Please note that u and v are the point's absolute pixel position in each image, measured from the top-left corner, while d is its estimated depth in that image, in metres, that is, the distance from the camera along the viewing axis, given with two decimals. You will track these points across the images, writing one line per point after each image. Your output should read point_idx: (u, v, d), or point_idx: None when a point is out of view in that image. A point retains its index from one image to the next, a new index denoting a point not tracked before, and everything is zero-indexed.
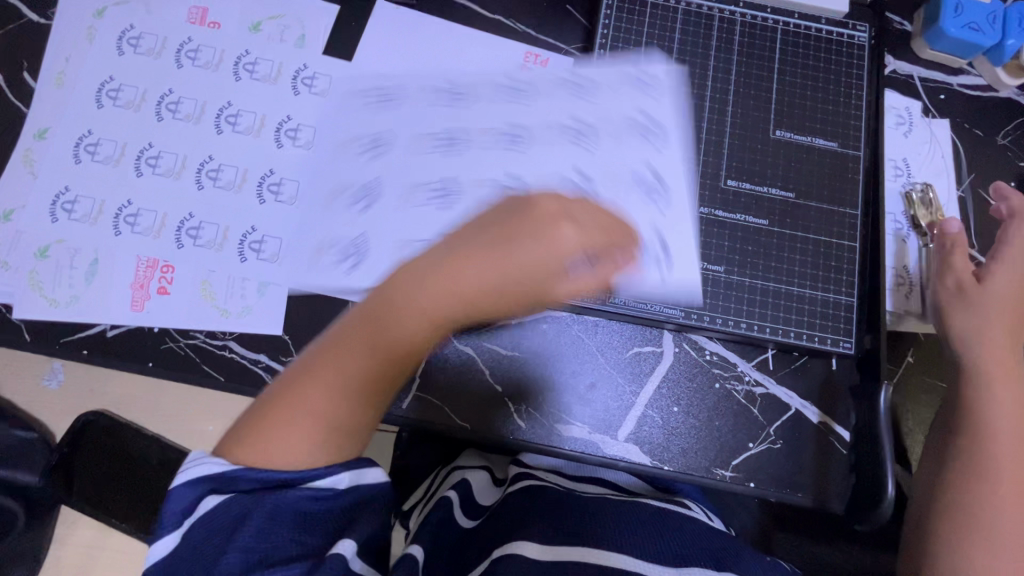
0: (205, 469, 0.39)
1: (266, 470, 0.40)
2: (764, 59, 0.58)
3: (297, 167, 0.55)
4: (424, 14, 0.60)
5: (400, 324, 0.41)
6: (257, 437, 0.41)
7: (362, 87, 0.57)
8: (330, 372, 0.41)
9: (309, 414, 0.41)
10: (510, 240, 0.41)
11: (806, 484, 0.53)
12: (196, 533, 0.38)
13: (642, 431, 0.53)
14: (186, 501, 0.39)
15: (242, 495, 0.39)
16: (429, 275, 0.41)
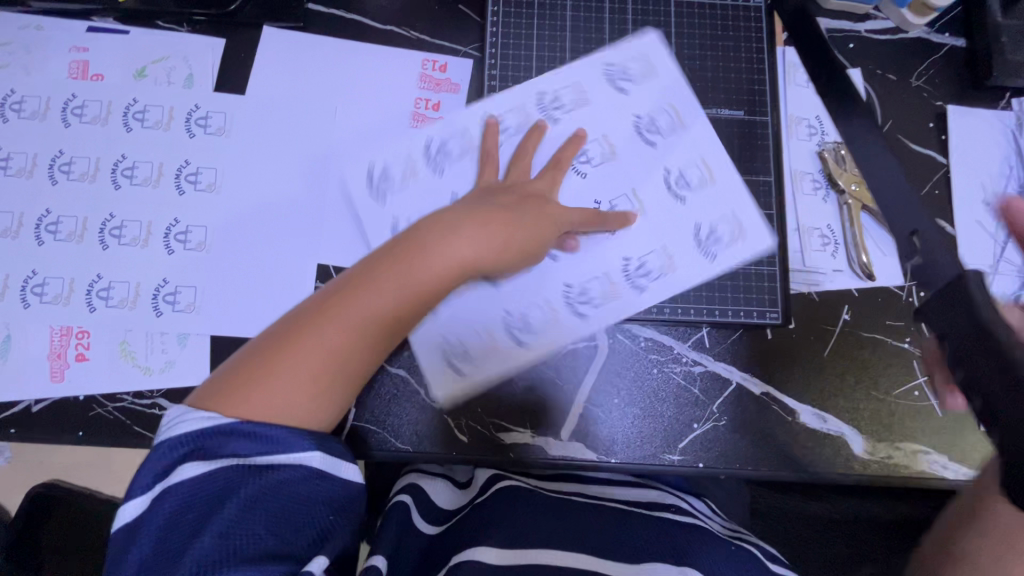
0: (184, 436, 0.41)
1: (244, 446, 0.42)
2: (660, 36, 0.59)
3: (202, 211, 0.54)
4: (313, 34, 0.58)
5: (428, 266, 0.46)
6: (253, 379, 0.43)
7: (259, 120, 0.56)
8: (338, 319, 0.44)
9: (317, 354, 0.44)
10: (518, 204, 0.51)
11: (755, 457, 0.53)
12: (167, 506, 0.40)
13: (586, 428, 0.53)
14: (161, 467, 0.41)
15: (223, 463, 0.41)
16: (465, 227, 0.48)
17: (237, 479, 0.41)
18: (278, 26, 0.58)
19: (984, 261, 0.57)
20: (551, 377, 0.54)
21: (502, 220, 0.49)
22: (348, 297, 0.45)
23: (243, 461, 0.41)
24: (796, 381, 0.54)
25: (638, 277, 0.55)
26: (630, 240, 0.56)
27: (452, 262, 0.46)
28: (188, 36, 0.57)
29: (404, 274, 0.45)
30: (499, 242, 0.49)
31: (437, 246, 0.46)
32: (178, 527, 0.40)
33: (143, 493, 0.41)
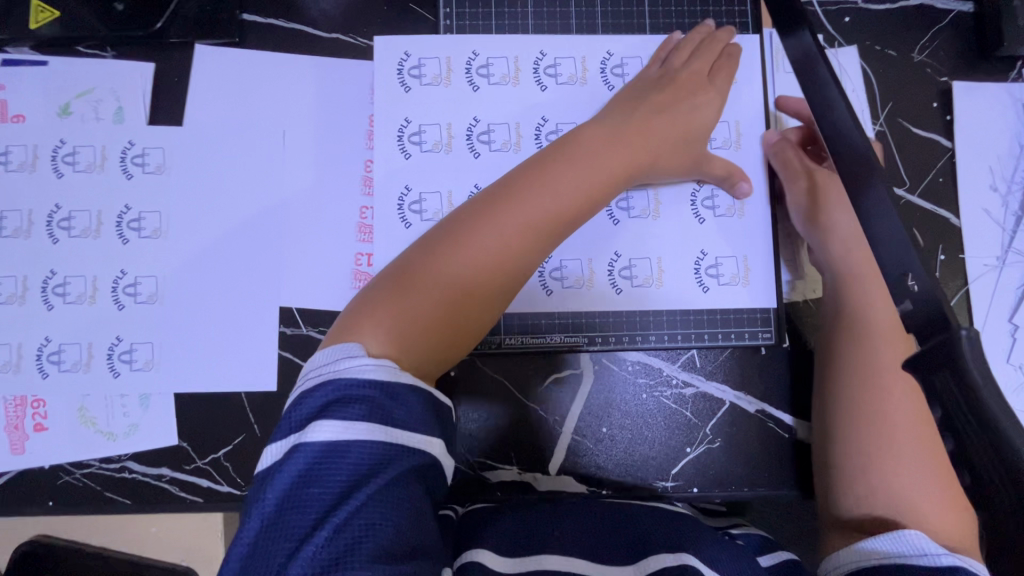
0: (349, 381, 0.34)
1: (389, 411, 0.34)
2: (633, 27, 0.54)
3: (148, 258, 0.50)
4: (251, 50, 0.53)
5: (570, 171, 0.43)
6: (412, 290, 0.39)
7: (201, 152, 0.52)
8: (483, 239, 0.40)
9: (495, 253, 0.40)
10: (672, 103, 0.49)
11: (749, 477, 0.51)
12: (296, 465, 0.33)
13: (574, 460, 0.51)
14: (301, 420, 0.34)
15: (368, 419, 0.33)
16: (619, 132, 0.46)
17: (373, 453, 0.33)
18: (211, 44, 0.53)
19: (991, 252, 0.53)
20: (534, 410, 0.51)
21: (640, 138, 0.46)
22: (492, 217, 0.41)
23: (384, 429, 0.34)
24: (790, 396, 0.52)
25: (620, 281, 0.52)
26: (621, 237, 0.52)
27: (588, 183, 0.43)
28: (112, 62, 0.52)
29: (575, 166, 0.43)
30: (634, 160, 0.46)
31: (579, 164, 0.43)
32: (302, 500, 0.32)
33: (278, 445, 0.34)
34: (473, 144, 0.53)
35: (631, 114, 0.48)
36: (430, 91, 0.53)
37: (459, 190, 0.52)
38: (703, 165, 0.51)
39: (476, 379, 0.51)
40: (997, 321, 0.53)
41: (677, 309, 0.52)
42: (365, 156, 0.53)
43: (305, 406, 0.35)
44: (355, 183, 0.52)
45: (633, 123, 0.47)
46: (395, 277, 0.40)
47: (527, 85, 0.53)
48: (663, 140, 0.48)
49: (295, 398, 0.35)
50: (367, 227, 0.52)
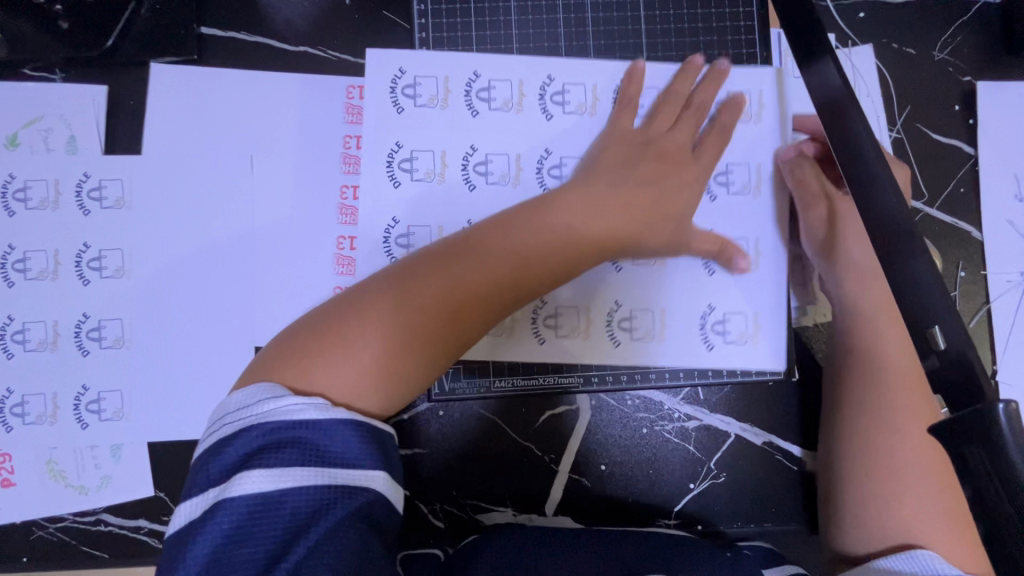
0: (274, 425, 0.31)
1: (324, 449, 0.31)
2: (627, 30, 0.49)
3: (111, 300, 0.47)
4: (212, 67, 0.49)
5: (551, 223, 0.40)
6: (349, 324, 0.35)
7: (163, 183, 0.48)
8: (440, 276, 0.37)
9: (449, 287, 0.36)
10: (662, 170, 0.44)
11: (756, 512, 0.49)
12: (222, 524, 0.30)
13: (570, 499, 0.48)
14: (219, 473, 0.31)
15: (302, 466, 0.31)
16: (607, 190, 0.43)
17: (309, 497, 0.30)
18: (167, 63, 0.48)
19: (1014, 267, 0.50)
20: (528, 448, 0.48)
21: (630, 203, 0.43)
22: (451, 265, 0.38)
23: (319, 471, 0.31)
24: (799, 426, 0.49)
25: (619, 333, 0.47)
26: (621, 286, 0.47)
27: (559, 245, 0.39)
28: (63, 86, 0.48)
29: (555, 220, 0.40)
30: (619, 232, 0.42)
31: (550, 223, 0.40)
32: (230, 560, 0.29)
33: (194, 502, 0.31)
34: (469, 175, 0.48)
35: (622, 183, 0.43)
36: (423, 113, 0.47)
37: (450, 226, 0.47)
38: (687, 243, 0.46)
39: (466, 418, 0.48)
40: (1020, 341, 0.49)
41: (682, 369, 0.47)
42: (341, 181, 0.49)
43: (225, 457, 0.31)
44: (330, 211, 0.49)
45: (623, 190, 0.43)
46: (344, 299, 0.37)
47: (531, 113, 0.48)
48: (648, 215, 0.43)
49: (214, 448, 0.32)
50: (345, 258, 0.48)
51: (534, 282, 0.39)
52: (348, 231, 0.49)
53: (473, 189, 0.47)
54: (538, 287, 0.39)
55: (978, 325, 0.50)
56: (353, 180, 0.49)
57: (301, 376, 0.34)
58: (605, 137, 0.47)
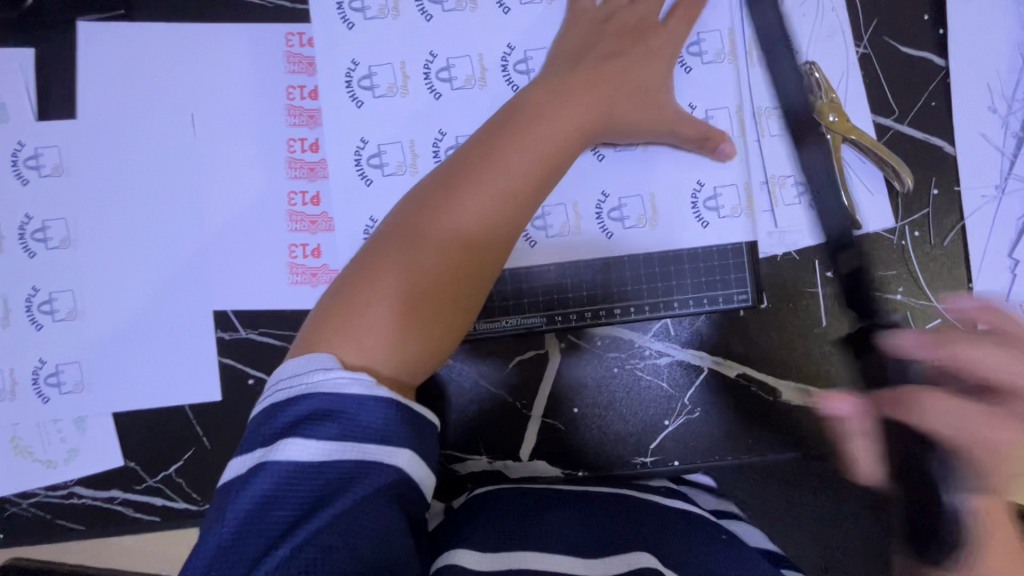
0: (320, 396, 0.31)
1: (363, 425, 0.31)
2: None
3: (60, 270, 0.45)
4: (141, 21, 0.46)
5: (529, 137, 0.39)
6: (355, 287, 0.36)
7: (103, 149, 0.46)
8: (436, 221, 0.37)
9: (454, 225, 0.37)
10: (619, 50, 0.44)
11: (733, 445, 0.48)
12: (258, 488, 0.29)
13: (545, 443, 0.48)
14: (271, 434, 0.31)
15: (346, 441, 0.30)
16: (571, 89, 0.42)
17: (347, 469, 0.30)
18: (93, 18, 0.46)
19: (989, 181, 0.48)
20: (499, 396, 0.48)
21: (596, 80, 0.42)
22: (442, 199, 0.38)
23: (357, 447, 0.31)
24: (774, 357, 0.48)
25: (610, 224, 0.46)
26: (606, 175, 0.46)
27: (544, 143, 0.39)
28: None
29: (528, 126, 0.40)
30: (595, 112, 0.42)
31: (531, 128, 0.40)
32: (261, 525, 0.29)
33: (244, 458, 0.31)
34: (431, 84, 0.45)
35: (579, 64, 0.43)
36: (377, 26, 0.45)
37: (421, 140, 0.45)
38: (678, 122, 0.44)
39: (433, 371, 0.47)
40: (996, 258, 0.48)
41: (671, 249, 0.46)
42: (287, 133, 0.47)
43: (278, 422, 0.31)
44: (279, 165, 0.47)
45: (584, 71, 0.43)
46: (344, 286, 0.36)
47: (486, 9, 0.46)
48: (618, 90, 0.43)
49: (265, 414, 0.32)
50: (299, 213, 0.47)
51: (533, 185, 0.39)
52: (300, 185, 0.47)
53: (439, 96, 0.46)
54: (533, 192, 0.39)
55: (953, 244, 0.48)
56: (300, 132, 0.47)
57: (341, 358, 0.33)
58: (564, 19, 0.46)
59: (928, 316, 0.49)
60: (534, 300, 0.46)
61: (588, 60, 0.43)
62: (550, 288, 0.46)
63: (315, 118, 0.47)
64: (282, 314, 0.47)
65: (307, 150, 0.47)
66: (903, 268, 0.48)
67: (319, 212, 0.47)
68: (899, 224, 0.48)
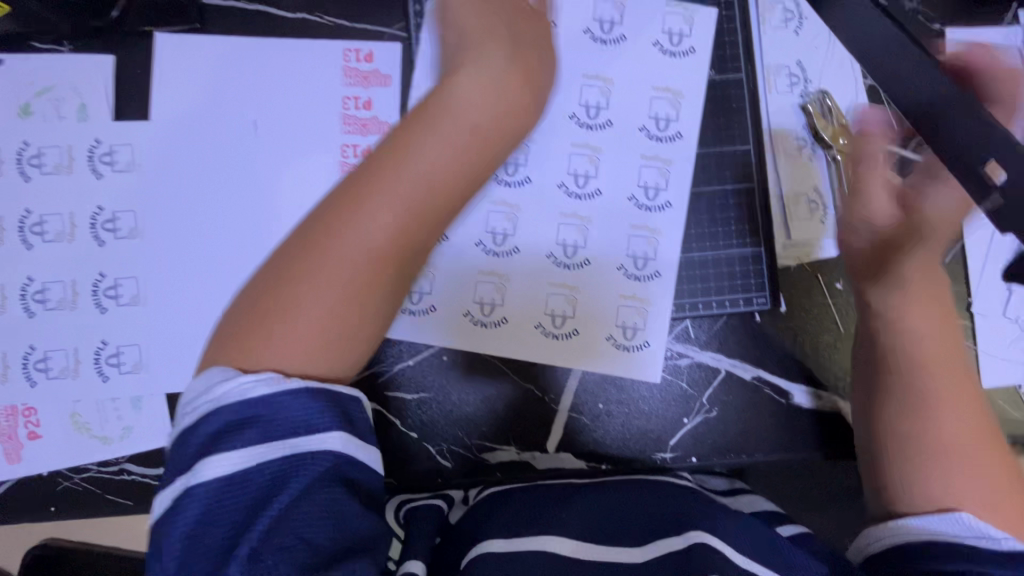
0: (231, 406, 0.33)
1: (281, 424, 0.33)
2: None
3: (125, 258, 0.49)
4: (214, 34, 0.51)
5: (421, 153, 0.40)
6: (277, 290, 0.37)
7: (172, 149, 0.50)
8: (332, 243, 0.37)
9: (377, 227, 0.38)
10: (529, 59, 0.45)
11: (748, 444, 0.51)
12: (203, 502, 0.31)
13: (573, 436, 0.51)
14: (187, 458, 0.33)
15: (264, 441, 0.33)
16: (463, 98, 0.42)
17: (275, 467, 0.32)
18: (170, 30, 0.50)
19: None
20: (529, 390, 0.51)
21: (500, 117, 0.43)
22: (333, 222, 0.38)
23: (279, 443, 0.33)
24: (787, 361, 0.51)
25: (640, 233, 0.51)
26: (636, 187, 0.51)
27: (457, 150, 0.40)
28: (71, 57, 0.49)
29: (391, 156, 0.40)
30: (509, 117, 0.43)
31: (397, 170, 0.39)
32: (207, 537, 0.31)
33: (166, 492, 0.33)
34: None
35: (511, 55, 0.44)
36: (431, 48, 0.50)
37: None
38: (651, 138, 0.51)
39: (468, 363, 0.50)
40: (994, 275, 0.52)
41: (695, 255, 0.52)
42: (342, 140, 0.51)
43: (195, 444, 0.33)
44: (333, 169, 0.51)
45: (479, 82, 0.42)
46: (267, 287, 0.38)
47: None
48: (528, 91, 0.44)
49: (182, 440, 0.33)
50: None
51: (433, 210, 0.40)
52: None
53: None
54: (454, 187, 0.41)
55: (955, 262, 0.52)
56: (354, 139, 0.51)
57: (252, 365, 0.35)
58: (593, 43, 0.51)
59: None
60: (542, 327, 0.50)
61: (512, 61, 0.44)
62: (587, 288, 0.51)
63: (368, 127, 0.51)
64: None
65: (359, 156, 0.51)
66: None
67: None
68: None
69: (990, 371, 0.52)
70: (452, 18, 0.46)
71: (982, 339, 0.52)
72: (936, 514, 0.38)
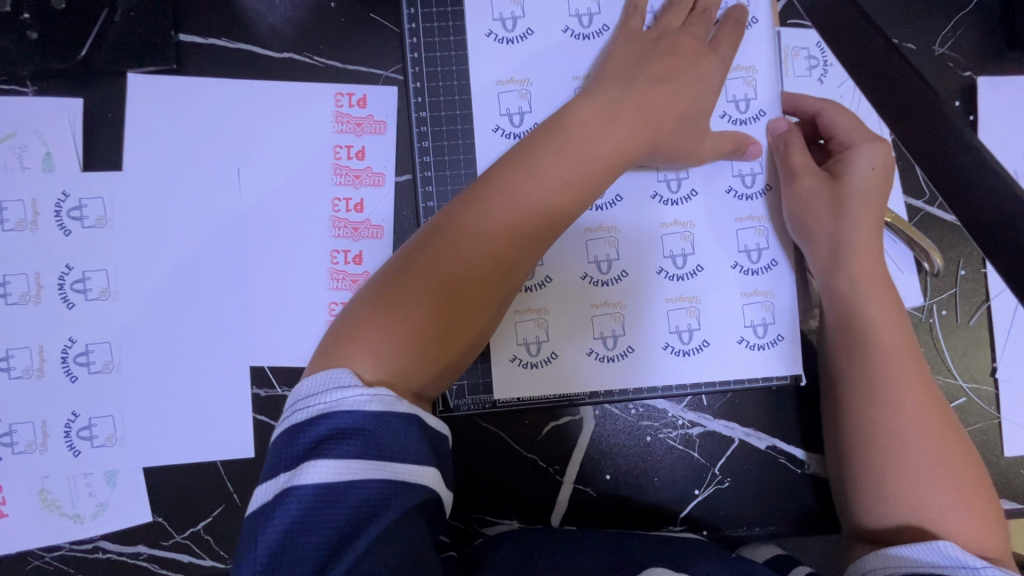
0: (340, 415, 0.32)
1: (385, 444, 0.32)
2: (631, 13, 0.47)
3: (98, 320, 0.45)
4: (192, 75, 0.47)
5: (549, 164, 0.39)
6: (387, 289, 0.36)
7: (147, 200, 0.46)
8: (467, 232, 0.37)
9: (490, 232, 0.37)
10: (674, 73, 0.44)
11: (762, 516, 0.49)
12: (294, 512, 0.30)
13: (578, 508, 0.48)
14: (291, 459, 0.31)
15: (378, 456, 0.31)
16: (603, 111, 0.41)
17: (375, 492, 0.31)
18: (144, 71, 0.46)
19: None
20: (533, 460, 0.48)
21: (645, 106, 0.42)
22: (475, 210, 0.38)
23: (380, 465, 0.31)
24: (804, 430, 0.49)
25: (654, 298, 0.47)
26: (650, 248, 0.47)
27: (583, 165, 0.39)
28: (36, 102, 0.45)
29: (518, 164, 0.39)
30: (637, 137, 0.41)
31: (564, 143, 0.40)
32: (295, 551, 0.29)
33: (268, 485, 0.32)
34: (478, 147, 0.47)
35: (631, 85, 0.43)
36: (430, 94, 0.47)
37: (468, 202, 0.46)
38: (702, 150, 0.45)
39: (470, 430, 0.47)
40: (1018, 339, 0.50)
41: (713, 320, 0.47)
42: (333, 193, 0.47)
43: (305, 439, 0.32)
44: (323, 223, 0.47)
45: (634, 91, 0.42)
46: (375, 286, 0.37)
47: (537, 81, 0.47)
48: (667, 114, 0.43)
49: (289, 433, 0.32)
50: (340, 272, 0.47)
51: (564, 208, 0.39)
52: (342, 244, 0.47)
53: (511, 136, 0.47)
54: (563, 209, 0.39)
55: (977, 324, 0.50)
56: (345, 191, 0.47)
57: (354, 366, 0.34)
58: (612, 42, 0.47)
59: (954, 393, 0.49)
60: (595, 351, 0.47)
61: (660, 62, 0.44)
62: (594, 360, 0.47)
63: (361, 178, 0.47)
64: None
65: (352, 210, 0.47)
66: (930, 345, 0.49)
67: (360, 272, 0.47)
68: (927, 301, 0.50)
69: (1014, 440, 0.49)
70: (606, 54, 0.46)
71: (1006, 406, 0.50)
72: (918, 544, 0.36)
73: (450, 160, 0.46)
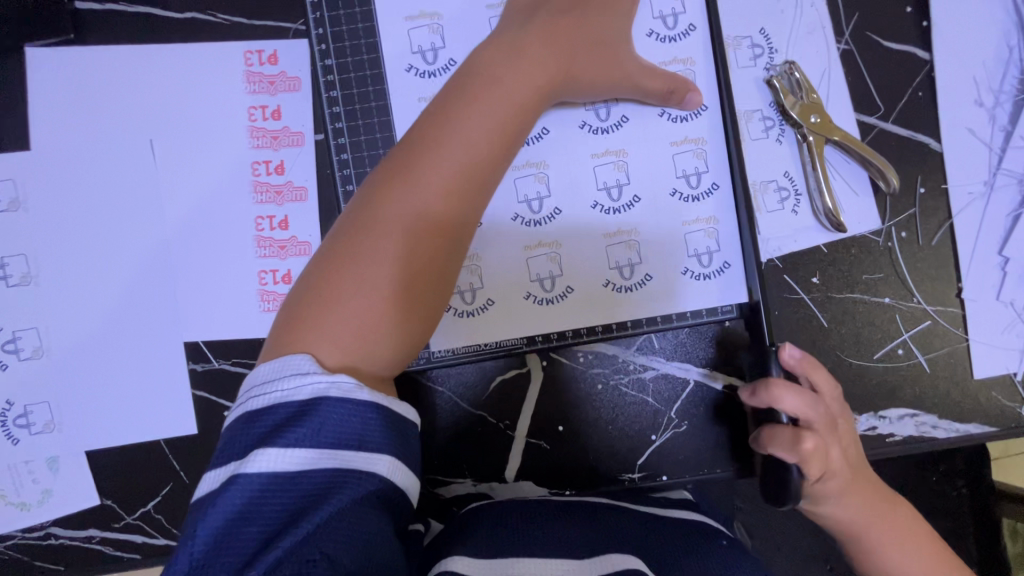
0: (292, 400, 0.29)
1: (340, 432, 0.29)
2: None
3: (21, 307, 0.44)
4: (93, 44, 0.45)
5: (477, 117, 0.36)
6: (332, 271, 0.34)
7: (56, 181, 0.44)
8: (399, 196, 0.34)
9: (433, 192, 0.35)
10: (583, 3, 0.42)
11: (723, 459, 0.47)
12: (236, 502, 0.27)
13: (531, 462, 0.47)
14: (242, 447, 0.29)
15: (337, 447, 0.29)
16: (514, 51, 0.39)
17: (327, 482, 0.28)
18: (43, 45, 0.44)
19: (976, 178, 0.47)
20: (482, 416, 0.46)
21: (554, 33, 0.40)
22: (406, 172, 0.35)
23: (335, 453, 0.29)
24: None
25: (593, 239, 0.45)
26: (584, 185, 0.45)
27: (507, 107, 0.37)
28: None
29: (440, 118, 0.37)
30: (551, 67, 0.39)
31: (484, 91, 0.37)
32: (233, 542, 0.26)
33: (213, 476, 0.29)
34: (397, 97, 0.45)
35: (534, 17, 0.41)
36: (341, 44, 0.44)
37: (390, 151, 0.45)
38: (625, 76, 0.43)
39: (415, 387, 0.46)
40: (985, 257, 0.47)
41: (655, 256, 0.46)
42: (251, 157, 0.45)
43: (258, 429, 0.29)
44: (244, 190, 0.45)
45: (540, 23, 0.40)
46: (319, 271, 0.34)
47: (453, 19, 0.45)
48: (578, 43, 0.41)
49: (239, 425, 0.30)
50: (267, 238, 0.45)
51: (491, 157, 0.37)
52: (266, 210, 0.45)
53: (425, 74, 0.45)
54: (498, 159, 0.37)
55: (941, 243, 0.47)
56: (264, 154, 0.45)
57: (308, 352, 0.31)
58: None
59: (918, 317, 0.47)
60: (532, 294, 0.45)
61: None
62: (532, 305, 0.46)
63: (279, 139, 0.45)
64: (253, 343, 0.45)
65: (272, 173, 0.45)
66: (891, 270, 0.47)
67: (287, 236, 0.45)
68: (886, 225, 0.47)
69: (985, 362, 0.47)
70: None
71: (972, 327, 0.47)
72: None
73: (362, 111, 0.44)
